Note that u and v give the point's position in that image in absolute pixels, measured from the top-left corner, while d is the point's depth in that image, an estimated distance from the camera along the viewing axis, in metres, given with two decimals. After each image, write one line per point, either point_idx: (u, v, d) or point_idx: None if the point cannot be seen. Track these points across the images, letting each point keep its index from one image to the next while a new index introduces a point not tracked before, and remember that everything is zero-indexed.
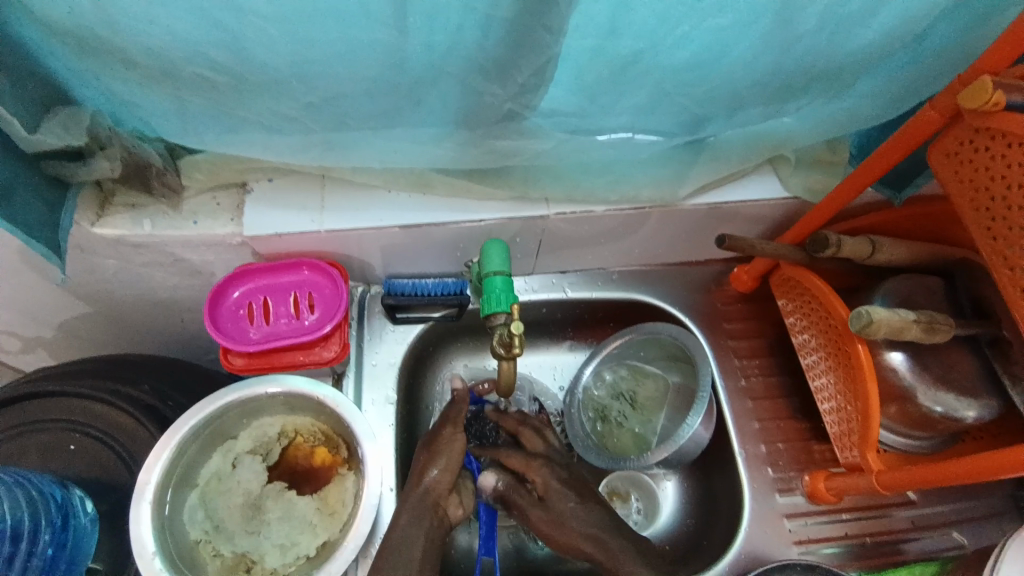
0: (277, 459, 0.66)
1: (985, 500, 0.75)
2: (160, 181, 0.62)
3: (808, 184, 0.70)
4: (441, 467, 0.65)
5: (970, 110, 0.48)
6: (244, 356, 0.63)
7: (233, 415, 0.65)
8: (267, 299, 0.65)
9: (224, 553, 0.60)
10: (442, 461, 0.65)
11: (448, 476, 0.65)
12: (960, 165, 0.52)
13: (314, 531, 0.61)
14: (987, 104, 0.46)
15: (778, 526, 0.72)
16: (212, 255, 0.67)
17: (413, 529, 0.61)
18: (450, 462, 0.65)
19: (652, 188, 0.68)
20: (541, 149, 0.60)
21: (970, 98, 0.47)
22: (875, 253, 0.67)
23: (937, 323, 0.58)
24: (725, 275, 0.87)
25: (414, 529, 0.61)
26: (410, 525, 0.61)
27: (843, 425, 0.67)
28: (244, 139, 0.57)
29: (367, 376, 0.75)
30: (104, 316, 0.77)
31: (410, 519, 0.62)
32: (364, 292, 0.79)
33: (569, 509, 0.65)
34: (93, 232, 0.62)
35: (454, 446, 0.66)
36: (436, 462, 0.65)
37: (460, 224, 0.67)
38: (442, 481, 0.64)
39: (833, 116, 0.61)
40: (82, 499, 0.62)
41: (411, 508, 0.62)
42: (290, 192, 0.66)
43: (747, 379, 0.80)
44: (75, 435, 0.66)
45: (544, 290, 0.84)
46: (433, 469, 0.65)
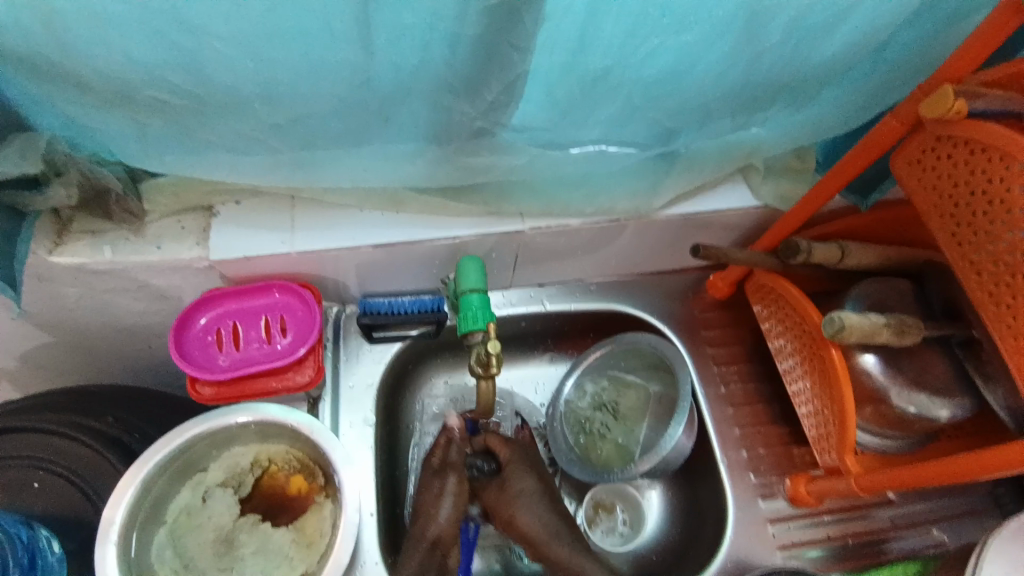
0: (250, 491, 0.63)
1: (962, 498, 0.76)
2: (120, 207, 0.60)
3: (778, 192, 0.71)
4: (448, 518, 0.65)
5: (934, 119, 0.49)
6: (213, 385, 0.61)
7: (202, 446, 0.62)
8: (236, 325, 0.63)
9: None
10: (449, 510, 0.65)
11: (454, 528, 0.65)
12: (923, 171, 0.53)
13: (291, 564, 0.59)
14: (949, 112, 0.47)
15: (762, 532, 0.72)
16: (178, 280, 0.65)
17: None
18: (456, 511, 0.65)
19: (628, 200, 0.68)
20: (514, 164, 0.60)
21: (933, 107, 0.48)
22: (844, 258, 0.68)
23: (907, 326, 0.59)
24: (701, 283, 0.88)
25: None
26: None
27: (821, 429, 0.67)
28: (209, 160, 0.55)
29: (344, 398, 0.73)
30: (67, 346, 0.74)
31: (415, 574, 0.62)
32: (339, 312, 0.77)
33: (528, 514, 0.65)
34: (51, 261, 0.59)
35: (459, 496, 0.66)
36: (443, 511, 0.65)
37: (436, 241, 0.66)
38: (448, 533, 0.64)
39: (800, 126, 0.62)
40: (48, 539, 0.58)
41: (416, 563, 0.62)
42: (260, 214, 0.64)
43: (727, 386, 0.81)
44: (40, 472, 0.62)
45: (523, 303, 0.84)
46: (440, 516, 0.65)
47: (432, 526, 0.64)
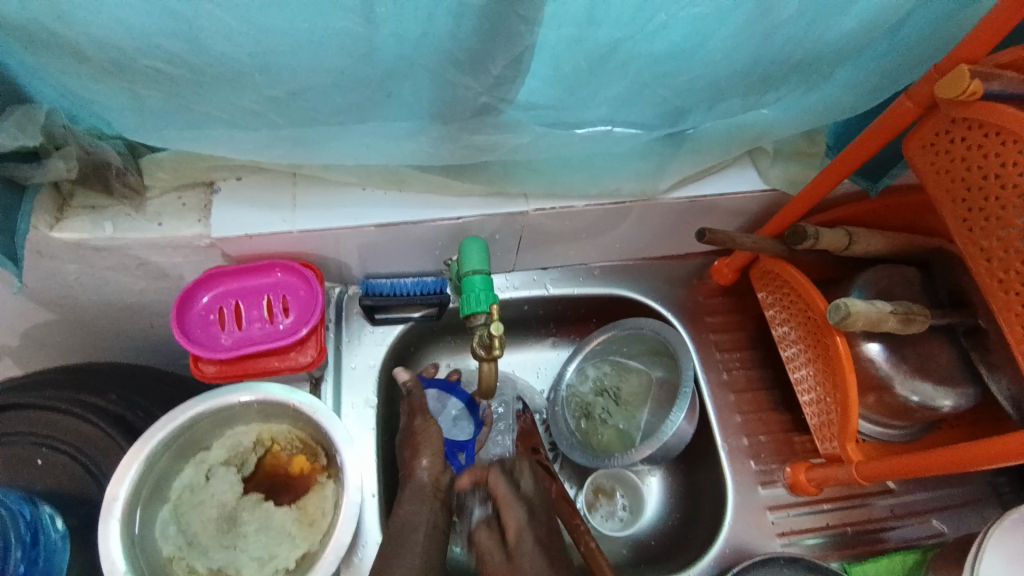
0: (253, 469, 0.63)
1: (963, 487, 0.76)
2: (120, 181, 0.60)
3: (786, 176, 0.70)
4: (432, 455, 0.64)
5: (948, 101, 0.48)
6: (216, 363, 0.61)
7: (205, 425, 0.62)
8: (238, 303, 0.63)
9: (198, 568, 0.57)
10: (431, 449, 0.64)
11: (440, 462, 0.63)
12: (936, 156, 0.52)
13: (293, 542, 0.58)
14: (965, 94, 0.46)
15: (762, 519, 0.72)
16: (180, 258, 0.65)
17: (414, 515, 0.59)
18: (437, 455, 0.64)
19: (633, 181, 0.67)
20: (519, 144, 0.59)
21: (948, 87, 0.47)
22: (852, 245, 0.67)
23: (914, 314, 0.59)
24: (706, 268, 0.87)
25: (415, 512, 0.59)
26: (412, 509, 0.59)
27: (823, 416, 0.67)
28: (208, 135, 0.54)
29: (346, 379, 0.73)
30: (69, 323, 0.74)
31: (410, 506, 0.60)
32: (341, 293, 0.77)
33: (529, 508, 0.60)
34: (52, 236, 0.59)
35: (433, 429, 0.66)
36: (424, 454, 0.64)
37: (439, 221, 0.66)
38: (435, 468, 0.63)
39: (810, 108, 0.61)
40: (52, 516, 0.59)
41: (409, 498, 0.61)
42: (261, 191, 0.64)
43: (729, 372, 0.81)
44: (43, 449, 0.63)
45: (526, 286, 0.84)
46: (422, 459, 0.64)
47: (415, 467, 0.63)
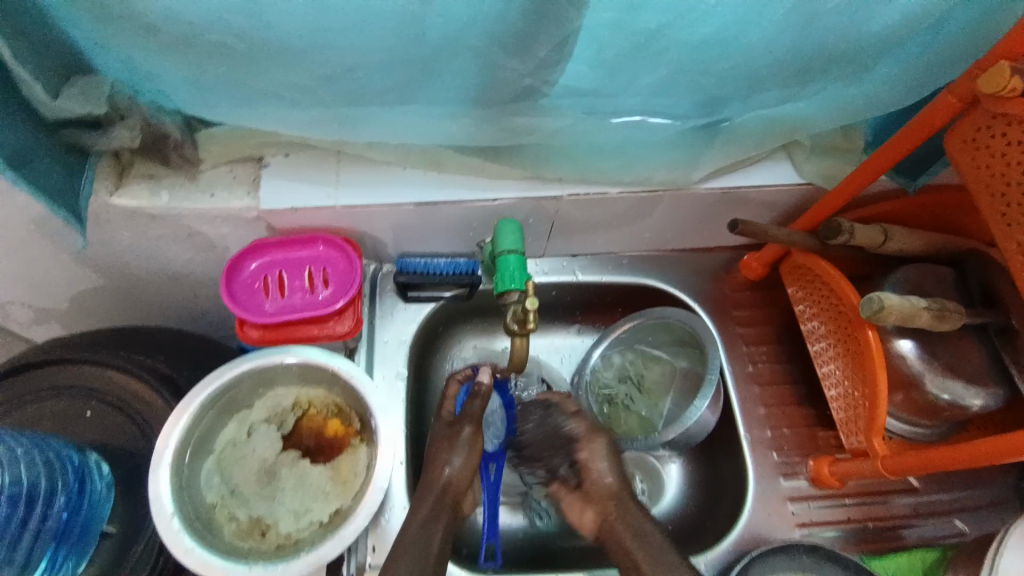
0: (291, 429, 0.65)
1: (991, 490, 0.75)
2: (178, 153, 0.62)
3: (820, 171, 0.70)
4: (459, 466, 0.64)
5: (988, 96, 0.48)
6: (259, 328, 0.64)
7: (248, 384, 0.64)
8: (282, 273, 0.65)
9: (239, 517, 0.59)
10: (459, 461, 0.65)
11: (466, 475, 0.65)
12: (976, 151, 0.52)
13: (327, 498, 0.60)
14: (1004, 90, 0.46)
15: (782, 508, 0.72)
16: (227, 229, 0.68)
17: (428, 528, 0.60)
18: (467, 460, 0.65)
19: (666, 170, 0.68)
20: (557, 127, 0.61)
21: (987, 83, 0.47)
22: (887, 242, 0.67)
23: (947, 311, 0.59)
24: (735, 262, 0.88)
25: (430, 531, 0.60)
26: (427, 527, 0.60)
27: (849, 411, 0.67)
28: (263, 111, 0.57)
29: (379, 353, 0.76)
30: (120, 288, 0.78)
31: (427, 518, 0.61)
32: (376, 270, 0.79)
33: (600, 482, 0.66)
34: (111, 202, 0.62)
35: (474, 445, 0.66)
36: (455, 459, 0.65)
37: (474, 203, 0.67)
38: (459, 479, 0.64)
39: (851, 102, 0.61)
40: (98, 464, 0.63)
41: (429, 511, 0.61)
42: (307, 168, 0.66)
43: (754, 365, 0.81)
44: (92, 402, 0.67)
45: (555, 272, 0.85)
46: (451, 464, 0.64)
47: (445, 471, 0.64)
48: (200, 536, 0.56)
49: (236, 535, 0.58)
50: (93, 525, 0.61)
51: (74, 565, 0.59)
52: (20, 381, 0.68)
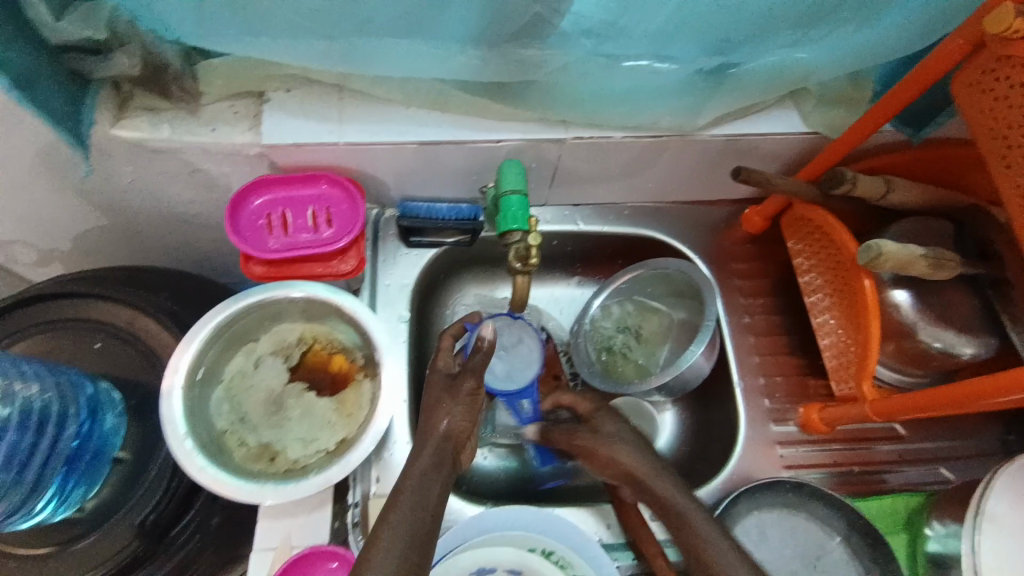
0: (297, 363, 0.66)
1: (974, 441, 0.78)
2: (178, 86, 0.62)
3: (827, 120, 0.69)
4: (457, 417, 0.57)
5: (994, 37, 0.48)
6: (263, 263, 0.65)
7: (253, 318, 0.66)
8: (285, 211, 0.65)
9: (249, 442, 0.61)
10: (459, 411, 0.57)
11: (467, 424, 0.57)
12: (981, 94, 0.52)
13: (333, 428, 0.62)
14: (1008, 31, 0.46)
15: (771, 452, 0.75)
16: (229, 168, 0.67)
17: (427, 480, 0.52)
18: (466, 410, 0.58)
19: (673, 115, 0.67)
20: (564, 64, 0.60)
21: (993, 23, 0.47)
22: (888, 194, 0.68)
23: (944, 259, 0.60)
24: (736, 216, 0.88)
25: (430, 481, 0.52)
26: (427, 477, 0.53)
27: (841, 358, 0.69)
28: (267, 41, 0.56)
29: (381, 296, 0.77)
30: (122, 228, 0.78)
31: (428, 467, 0.53)
32: (379, 215, 0.79)
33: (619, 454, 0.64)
34: (112, 133, 0.61)
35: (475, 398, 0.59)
36: (451, 412, 0.57)
37: (479, 142, 0.67)
38: (461, 429, 0.57)
39: (862, 47, 0.60)
40: (110, 394, 0.65)
41: (432, 459, 0.54)
42: (309, 104, 0.66)
43: (750, 317, 0.83)
44: (101, 334, 0.68)
45: (557, 221, 0.85)
46: (446, 418, 0.57)
47: (443, 422, 0.56)
48: (212, 458, 0.58)
49: (246, 460, 0.60)
50: (105, 452, 0.63)
51: (85, 489, 0.61)
52: (26, 312, 0.69)
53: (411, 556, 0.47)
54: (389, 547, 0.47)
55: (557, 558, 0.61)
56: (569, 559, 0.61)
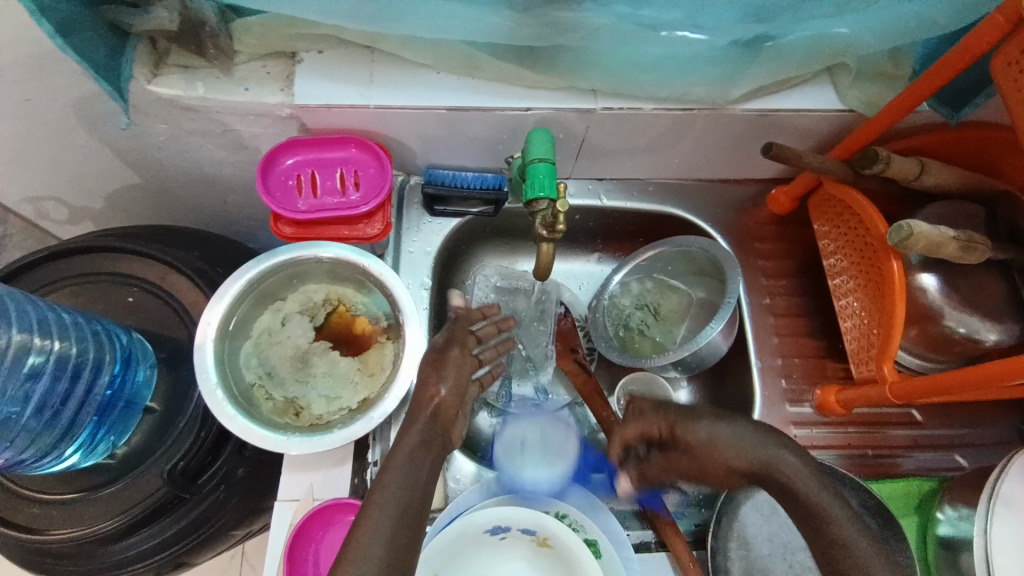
0: (323, 323, 0.68)
1: (993, 430, 0.77)
2: (212, 43, 0.62)
3: (863, 97, 0.67)
4: (450, 387, 0.57)
5: None
6: (293, 225, 0.66)
7: (283, 277, 0.67)
8: (315, 173, 0.66)
9: (276, 397, 0.63)
10: (450, 381, 0.57)
11: (456, 398, 0.57)
12: (1018, 75, 0.51)
13: (356, 388, 0.63)
14: None
15: (784, 431, 0.75)
16: (259, 128, 0.68)
17: (419, 456, 0.53)
18: (456, 383, 0.57)
19: (705, 87, 0.66)
20: (597, 26, 0.59)
21: None
22: (921, 176, 0.66)
23: (975, 242, 0.59)
24: (761, 196, 0.87)
25: (419, 461, 0.53)
26: (415, 457, 0.53)
27: (862, 341, 0.69)
28: None
29: (404, 262, 0.78)
30: (153, 187, 0.79)
31: (415, 447, 0.53)
32: (405, 181, 0.80)
33: (729, 456, 0.54)
34: (149, 89, 0.62)
35: (463, 371, 0.58)
36: (446, 381, 0.57)
37: (507, 110, 0.67)
38: (450, 403, 0.56)
39: (905, 20, 0.59)
40: (143, 345, 0.67)
41: (420, 437, 0.54)
42: (340, 66, 0.66)
43: (771, 298, 0.82)
44: (133, 289, 0.70)
45: (580, 195, 0.85)
46: (441, 388, 0.57)
47: (435, 393, 0.56)
48: (240, 409, 0.60)
49: (273, 413, 0.62)
50: (137, 401, 0.65)
51: (115, 437, 0.64)
52: (60, 264, 0.71)
53: (398, 536, 0.48)
54: (378, 529, 0.48)
55: (569, 521, 0.61)
56: (581, 523, 0.61)
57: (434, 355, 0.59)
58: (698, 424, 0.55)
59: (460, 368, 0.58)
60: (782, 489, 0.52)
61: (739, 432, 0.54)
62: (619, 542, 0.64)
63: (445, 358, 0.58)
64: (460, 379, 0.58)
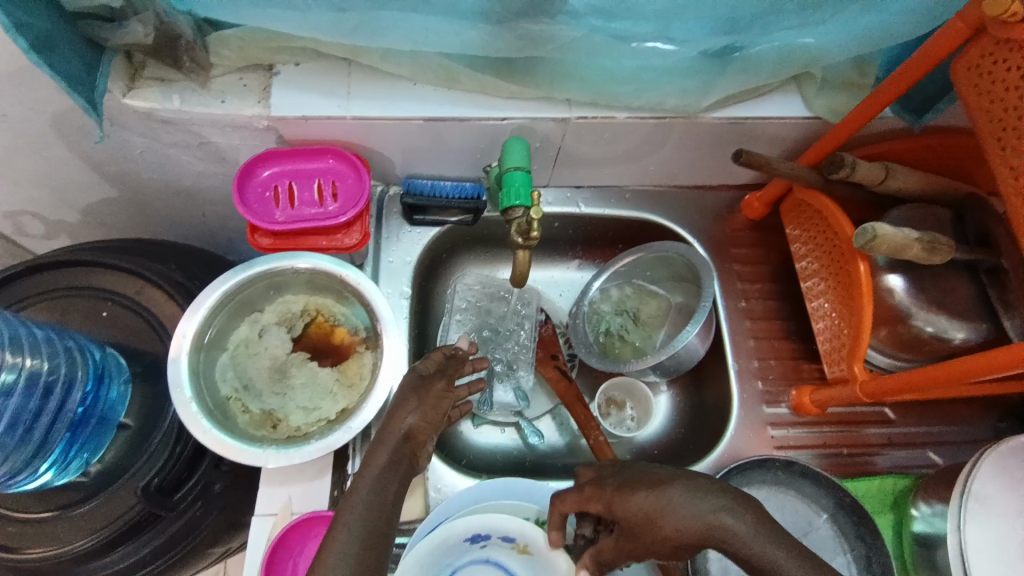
0: (300, 333, 0.68)
1: (965, 427, 0.79)
2: (189, 56, 0.62)
3: (830, 106, 0.70)
4: (420, 416, 0.57)
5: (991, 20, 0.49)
6: (270, 236, 0.66)
7: (260, 288, 0.67)
8: (292, 184, 0.66)
9: (253, 409, 0.62)
10: (420, 410, 0.57)
11: (428, 424, 0.58)
12: (981, 78, 0.53)
13: (335, 398, 0.63)
14: (1006, 14, 0.47)
15: (762, 432, 0.76)
16: (237, 140, 0.68)
17: (388, 474, 0.53)
18: (423, 419, 0.57)
19: (678, 97, 0.67)
20: (570, 39, 0.60)
21: (991, 7, 0.48)
22: (887, 180, 0.69)
23: (938, 244, 0.61)
24: (736, 203, 0.89)
25: (386, 481, 0.53)
26: (383, 476, 0.53)
27: (834, 342, 0.70)
28: (277, 11, 0.56)
29: (384, 272, 0.78)
30: (130, 200, 0.79)
31: (386, 465, 0.53)
32: (383, 192, 0.81)
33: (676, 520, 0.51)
34: (124, 103, 0.62)
35: (443, 402, 0.59)
36: (414, 411, 0.57)
37: (484, 120, 0.68)
38: (422, 429, 0.57)
39: (867, 31, 0.61)
40: (117, 361, 0.66)
41: (388, 458, 0.54)
42: (318, 78, 0.66)
43: (747, 301, 0.84)
44: (107, 303, 0.70)
45: (559, 204, 0.86)
46: (409, 417, 0.57)
47: (403, 422, 0.56)
48: (216, 423, 0.59)
49: (250, 425, 0.62)
50: (110, 417, 0.64)
51: (89, 454, 0.63)
52: (35, 280, 0.70)
53: (365, 558, 0.48)
54: (344, 551, 0.48)
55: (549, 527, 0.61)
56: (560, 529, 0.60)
57: (424, 381, 0.59)
58: (663, 488, 0.52)
59: (446, 399, 0.60)
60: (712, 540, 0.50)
61: (700, 499, 0.51)
62: None
63: (435, 387, 0.60)
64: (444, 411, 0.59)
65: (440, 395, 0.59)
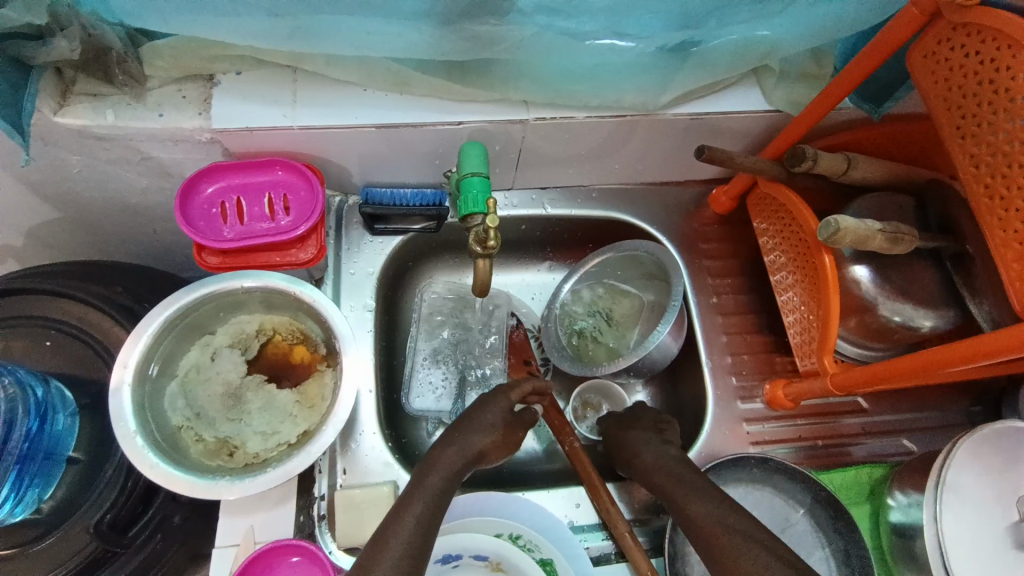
0: (256, 355, 0.65)
1: (939, 413, 0.80)
2: (121, 69, 0.59)
3: (789, 98, 0.69)
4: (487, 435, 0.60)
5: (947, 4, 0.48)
6: (218, 254, 0.63)
7: (209, 309, 0.64)
8: (240, 199, 0.64)
9: (206, 438, 0.60)
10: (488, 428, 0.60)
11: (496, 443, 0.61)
12: (937, 64, 0.53)
13: (294, 421, 0.61)
14: None
15: (738, 428, 0.76)
16: (181, 154, 0.65)
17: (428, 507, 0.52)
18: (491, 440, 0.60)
19: (636, 94, 0.66)
20: (520, 38, 0.59)
21: None
22: (850, 170, 0.68)
23: (901, 234, 0.60)
24: (704, 197, 0.88)
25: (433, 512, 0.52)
26: (431, 508, 0.52)
27: (805, 334, 0.69)
28: (207, 17, 0.54)
29: (346, 284, 0.76)
30: (74, 222, 0.75)
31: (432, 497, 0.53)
32: (342, 202, 0.78)
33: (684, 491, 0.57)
34: (55, 121, 0.59)
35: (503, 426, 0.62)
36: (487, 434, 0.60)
37: (439, 125, 0.65)
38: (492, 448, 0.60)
39: (820, 22, 0.60)
40: (60, 393, 0.62)
41: (444, 479, 0.55)
42: (262, 87, 0.63)
43: (718, 297, 0.83)
44: (51, 332, 0.66)
45: (525, 206, 0.84)
46: (479, 439, 0.59)
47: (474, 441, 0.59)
48: (166, 455, 0.56)
49: (204, 455, 0.59)
50: (57, 452, 0.60)
51: (40, 489, 0.59)
52: None
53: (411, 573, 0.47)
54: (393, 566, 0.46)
55: (524, 542, 0.60)
56: (535, 543, 0.60)
57: (510, 411, 0.64)
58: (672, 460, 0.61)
59: (516, 429, 0.64)
60: (699, 531, 0.52)
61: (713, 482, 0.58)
62: (574, 555, 0.60)
63: (518, 418, 0.64)
64: (514, 444, 0.63)
65: (516, 428, 0.64)
